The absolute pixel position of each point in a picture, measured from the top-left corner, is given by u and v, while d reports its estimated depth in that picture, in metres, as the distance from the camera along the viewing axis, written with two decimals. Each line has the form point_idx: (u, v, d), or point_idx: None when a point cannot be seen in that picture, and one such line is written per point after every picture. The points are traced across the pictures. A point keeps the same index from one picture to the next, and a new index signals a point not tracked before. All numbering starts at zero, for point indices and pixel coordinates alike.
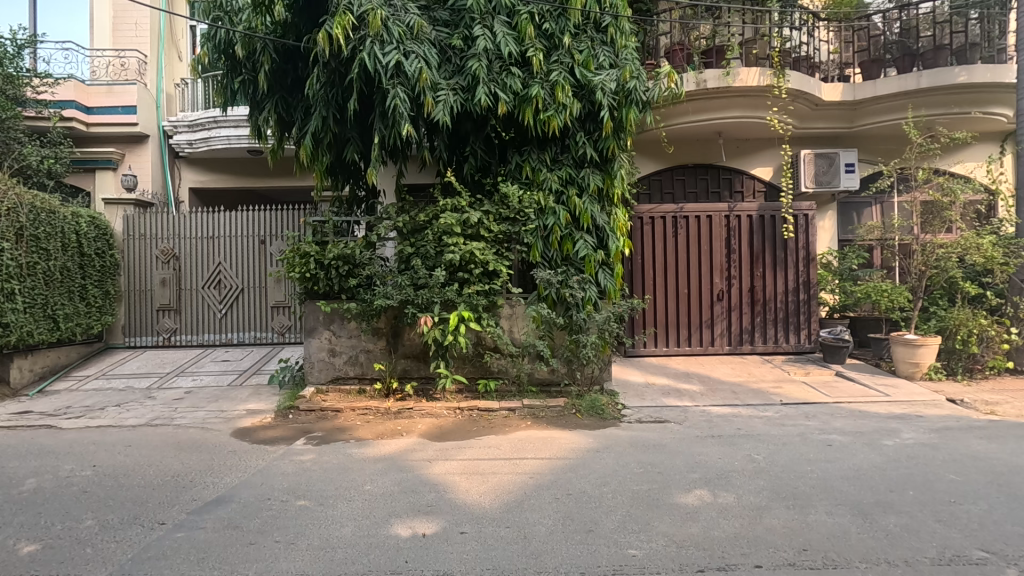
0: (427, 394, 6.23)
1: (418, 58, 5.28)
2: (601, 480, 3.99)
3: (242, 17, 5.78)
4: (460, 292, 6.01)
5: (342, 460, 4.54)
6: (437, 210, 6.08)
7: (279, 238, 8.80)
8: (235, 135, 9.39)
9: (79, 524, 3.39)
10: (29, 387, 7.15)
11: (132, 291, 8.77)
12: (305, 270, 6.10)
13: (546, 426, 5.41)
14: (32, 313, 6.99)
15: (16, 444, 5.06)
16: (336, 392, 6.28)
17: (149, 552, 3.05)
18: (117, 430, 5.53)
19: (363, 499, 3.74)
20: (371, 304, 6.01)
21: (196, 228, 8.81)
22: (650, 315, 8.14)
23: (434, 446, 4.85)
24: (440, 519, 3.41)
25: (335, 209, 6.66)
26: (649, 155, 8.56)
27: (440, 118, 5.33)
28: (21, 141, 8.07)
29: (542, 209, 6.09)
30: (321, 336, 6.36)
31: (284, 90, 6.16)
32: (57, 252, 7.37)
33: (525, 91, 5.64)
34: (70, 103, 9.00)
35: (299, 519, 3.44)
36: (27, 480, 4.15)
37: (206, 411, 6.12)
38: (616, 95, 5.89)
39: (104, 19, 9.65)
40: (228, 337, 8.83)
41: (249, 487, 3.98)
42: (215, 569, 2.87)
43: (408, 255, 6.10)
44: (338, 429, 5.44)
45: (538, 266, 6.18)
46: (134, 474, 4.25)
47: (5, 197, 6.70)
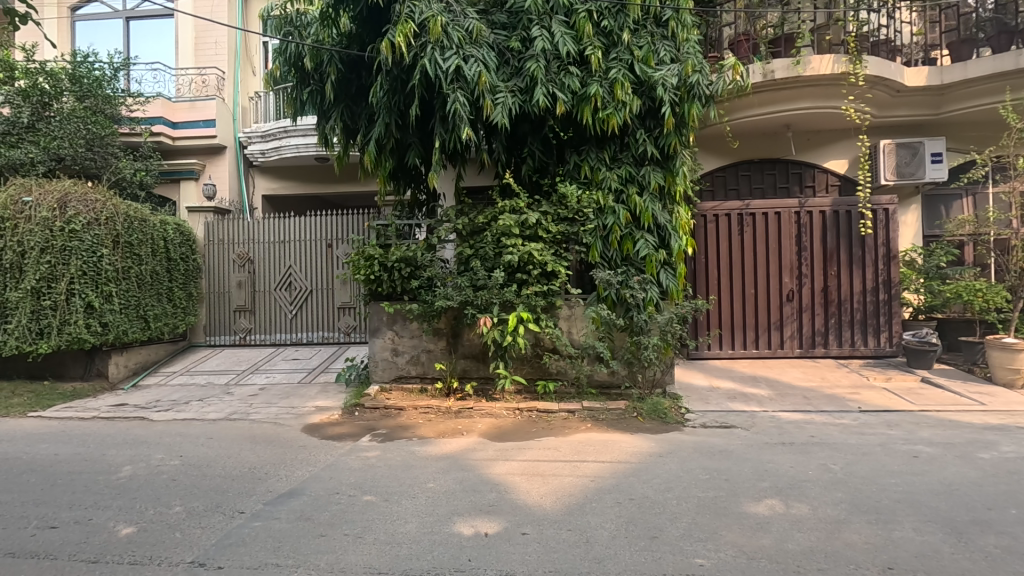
0: (487, 395, 6.29)
1: (477, 61, 5.35)
2: (665, 485, 3.88)
3: (310, 31, 6.11)
4: (519, 293, 6.04)
5: (405, 457, 4.65)
6: (496, 212, 6.13)
7: (344, 241, 9.13)
8: (304, 143, 9.80)
9: (168, 510, 3.65)
10: (124, 381, 7.76)
11: (212, 293, 9.37)
12: (369, 272, 6.31)
13: (607, 429, 5.34)
14: (127, 314, 7.61)
15: (113, 434, 5.52)
16: (399, 391, 6.46)
17: (230, 539, 3.24)
18: (200, 423, 5.92)
19: (426, 496, 3.82)
20: (432, 305, 6.13)
21: (269, 233, 9.29)
22: (714, 315, 7.88)
23: (494, 446, 4.88)
24: (502, 519, 3.43)
25: (397, 213, 6.83)
26: (712, 150, 8.28)
27: (500, 120, 5.37)
28: (117, 156, 8.80)
29: (601, 208, 6.03)
30: (384, 336, 6.55)
31: (349, 99, 6.37)
32: (148, 257, 7.98)
33: (584, 90, 5.61)
34: (159, 119, 9.74)
35: (366, 514, 3.55)
36: (123, 467, 4.52)
37: (279, 407, 6.44)
38: (678, 90, 5.74)
39: (188, 41, 10.40)
40: (298, 337, 9.24)
41: (318, 480, 4.16)
42: (289, 558, 3.00)
43: (467, 257, 6.18)
44: (401, 427, 5.58)
45: (598, 266, 6.11)
46: (216, 465, 4.53)
47: (103, 207, 7.35)
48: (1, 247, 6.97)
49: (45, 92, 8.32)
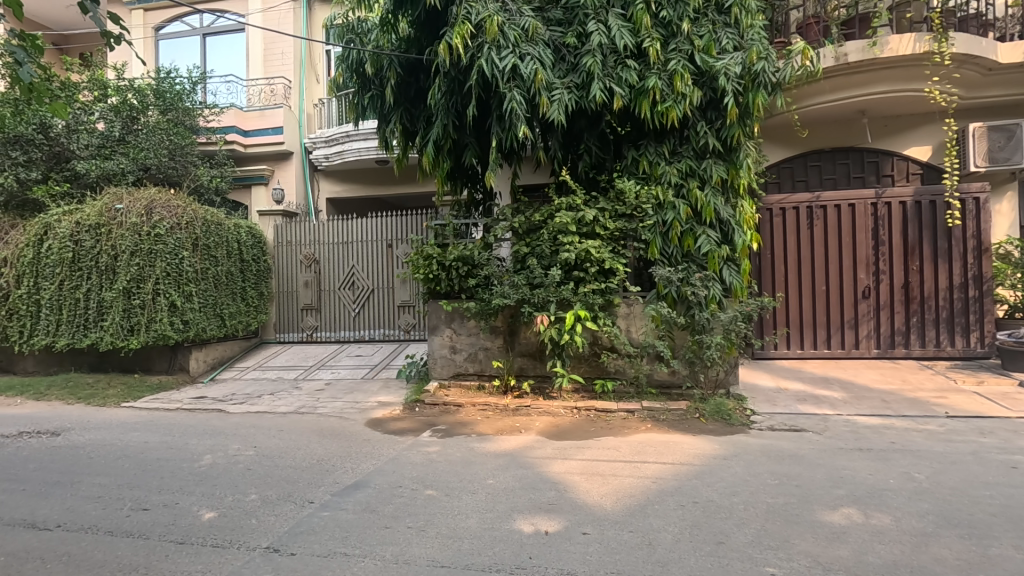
0: (544, 393, 6.29)
1: (533, 59, 5.35)
2: (730, 489, 3.74)
3: (371, 37, 6.29)
4: (576, 291, 6.00)
5: (465, 453, 4.72)
6: (553, 210, 6.10)
7: (404, 241, 9.36)
8: (365, 147, 10.07)
9: (245, 497, 3.86)
10: (203, 375, 8.29)
11: (281, 292, 9.84)
12: (428, 271, 6.45)
13: (667, 429, 5.21)
14: (206, 312, 8.13)
15: (195, 424, 5.91)
16: (457, 388, 6.58)
17: (301, 527, 3.39)
18: (271, 416, 6.24)
19: (486, 492, 3.85)
20: (490, 303, 6.18)
21: (333, 234, 9.66)
22: (781, 314, 7.54)
23: (552, 445, 4.86)
24: (562, 517, 3.41)
25: (454, 213, 6.92)
26: (779, 141, 7.90)
27: (556, 118, 5.34)
28: (196, 164, 9.46)
29: (660, 203, 5.89)
30: (443, 333, 6.67)
31: (408, 102, 6.52)
32: (223, 258, 8.48)
33: (642, 83, 5.49)
34: (232, 129, 10.28)
35: (428, 508, 3.62)
36: (204, 456, 4.83)
37: (344, 402, 6.70)
38: (742, 80, 5.52)
39: (258, 53, 10.98)
40: (361, 335, 9.56)
41: (382, 473, 4.28)
42: (356, 548, 3.10)
43: (524, 255, 6.20)
44: (460, 423, 5.67)
45: (657, 263, 5.97)
46: (287, 456, 4.76)
47: (184, 213, 7.88)
48: (97, 251, 7.61)
49: (134, 107, 8.99)
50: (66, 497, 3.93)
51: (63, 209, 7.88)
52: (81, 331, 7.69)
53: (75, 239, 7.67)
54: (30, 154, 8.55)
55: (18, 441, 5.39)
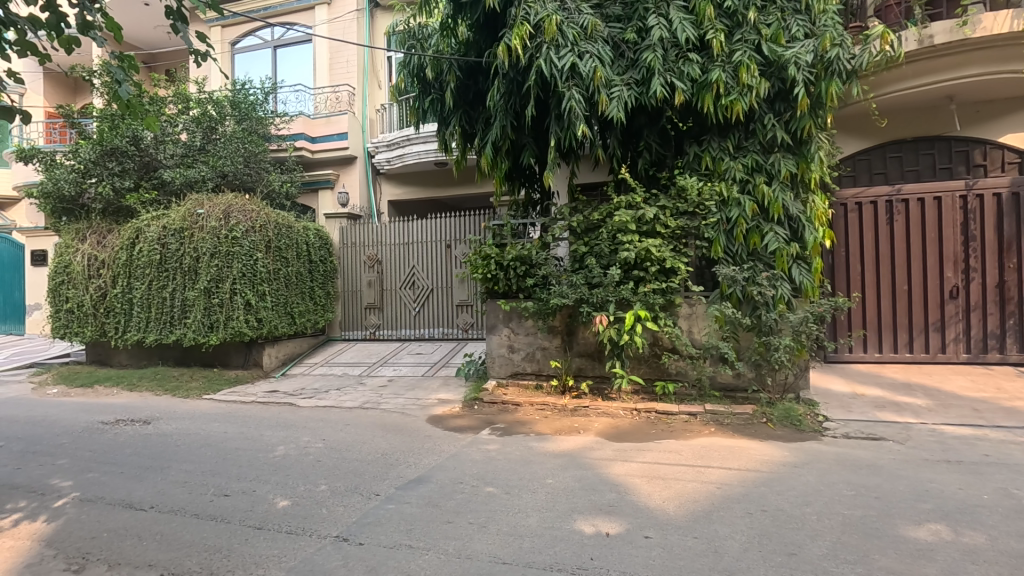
0: (603, 394, 6.22)
1: (592, 57, 5.31)
2: (802, 499, 3.57)
3: (431, 42, 6.45)
4: (636, 291, 5.90)
5: (524, 452, 4.74)
6: (612, 208, 6.03)
7: (462, 241, 9.51)
8: (426, 151, 10.24)
9: (316, 488, 4.05)
10: (275, 369, 8.74)
11: (346, 291, 10.23)
12: (487, 271, 6.53)
13: (732, 434, 5.03)
14: (277, 311, 8.57)
15: (269, 417, 6.25)
16: (515, 386, 6.62)
17: (368, 519, 3.51)
18: (338, 410, 6.51)
19: (546, 492, 3.86)
20: (547, 303, 6.16)
21: (395, 235, 9.95)
22: (857, 314, 7.13)
23: (612, 446, 4.81)
24: (623, 520, 3.37)
25: (512, 212, 6.94)
26: (855, 131, 7.45)
27: (615, 115, 5.27)
28: (268, 170, 10.02)
29: (724, 200, 5.70)
30: (501, 332, 6.73)
31: (467, 104, 6.61)
32: (293, 259, 8.92)
33: (704, 77, 5.33)
34: (300, 135, 10.83)
35: (489, 505, 3.67)
36: (278, 447, 5.10)
37: (405, 399, 6.89)
38: (813, 68, 5.26)
39: (324, 62, 11.46)
40: (421, 333, 9.80)
41: (444, 469, 4.37)
42: (419, 541, 3.18)
43: (582, 254, 6.16)
44: (519, 422, 5.70)
45: (721, 262, 5.78)
46: (353, 450, 4.95)
47: (258, 216, 8.35)
48: (181, 253, 8.19)
49: (213, 118, 9.63)
50: (157, 481, 4.26)
51: (151, 214, 8.52)
52: (168, 327, 8.29)
53: (162, 243, 8.28)
54: (124, 165, 9.31)
55: (115, 427, 5.89)
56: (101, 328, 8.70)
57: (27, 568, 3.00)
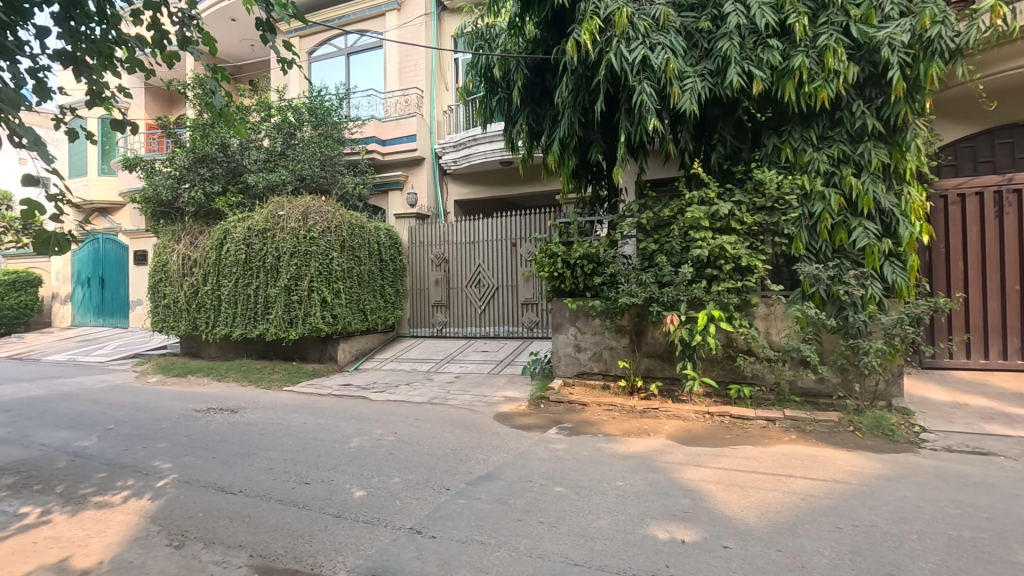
0: (673, 396, 6.03)
1: (665, 48, 5.16)
2: (899, 515, 3.31)
3: (499, 42, 6.48)
4: (709, 290, 5.68)
5: (593, 453, 4.68)
6: (684, 204, 5.83)
7: (527, 240, 9.53)
8: (491, 150, 10.31)
9: (389, 480, 4.17)
10: (348, 364, 9.11)
11: (414, 289, 10.49)
12: (553, 269, 6.49)
13: (815, 442, 4.74)
14: (350, 307, 8.93)
15: (344, 410, 6.51)
16: (581, 386, 6.53)
17: (440, 512, 3.58)
18: (408, 405, 6.69)
19: (616, 494, 3.78)
20: (615, 302, 6.05)
21: (461, 234, 10.11)
22: (958, 317, 6.53)
23: (684, 450, 4.65)
24: (699, 528, 3.24)
25: (578, 209, 6.86)
26: (956, 117, 6.82)
27: (688, 107, 5.09)
28: (342, 173, 10.45)
29: (806, 193, 5.37)
30: (567, 331, 6.68)
31: (534, 102, 6.58)
32: (366, 258, 9.25)
33: (786, 64, 5.05)
34: (372, 139, 11.18)
35: (559, 504, 3.65)
36: (352, 439, 5.30)
37: (473, 395, 6.98)
38: (910, 49, 4.87)
39: (394, 66, 11.81)
40: (486, 331, 9.90)
41: (512, 467, 4.39)
42: (490, 538, 3.20)
43: (651, 252, 6.00)
44: (586, 422, 5.63)
45: (803, 259, 5.45)
46: (424, 444, 5.06)
47: (334, 217, 8.73)
48: (264, 252, 8.68)
49: (293, 124, 10.17)
50: (245, 466, 4.54)
51: (237, 216, 9.08)
52: (252, 322, 8.82)
53: (247, 243, 8.82)
54: (213, 170, 9.99)
55: (207, 415, 6.33)
56: (193, 322, 9.38)
57: (136, 541, 3.27)
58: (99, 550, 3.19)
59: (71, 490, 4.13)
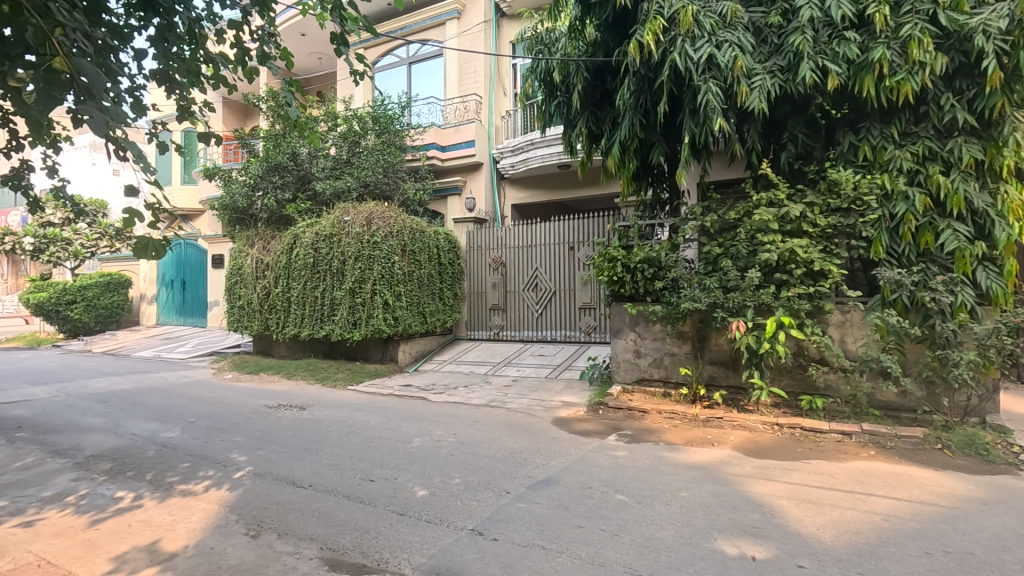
0: (738, 405, 5.80)
1: (732, 46, 5.00)
2: (998, 543, 3.03)
3: (558, 45, 6.45)
4: (778, 295, 5.43)
5: (654, 462, 4.57)
6: (751, 206, 5.61)
7: (586, 244, 9.46)
8: (549, 154, 10.32)
9: (450, 480, 4.23)
10: (408, 364, 9.33)
11: (472, 292, 10.62)
12: (613, 273, 6.40)
13: (897, 459, 4.43)
14: (411, 310, 9.15)
15: (405, 410, 6.67)
16: (641, 393, 6.39)
17: (500, 515, 3.60)
18: (466, 407, 6.78)
19: (680, 505, 3.68)
20: (677, 307, 5.87)
21: (519, 238, 10.15)
22: None
23: (751, 463, 4.47)
24: (771, 545, 3.10)
25: (639, 213, 6.75)
26: None
27: (757, 105, 4.90)
28: (404, 179, 10.75)
29: (887, 193, 5.05)
30: (626, 336, 6.58)
31: (594, 105, 6.53)
32: (426, 262, 9.46)
33: (864, 56, 4.78)
34: (432, 145, 11.43)
35: (620, 513, 3.58)
36: (414, 438, 5.42)
37: (530, 399, 6.99)
38: (1009, 36, 4.48)
39: (454, 73, 12.05)
40: (543, 335, 9.87)
41: (572, 473, 4.35)
42: (551, 543, 3.18)
43: (716, 256, 5.81)
44: (647, 430, 5.51)
45: (883, 264, 5.12)
46: (483, 446, 5.11)
47: (396, 222, 8.98)
48: (331, 256, 9.05)
49: (357, 132, 10.57)
50: (314, 462, 4.73)
51: (306, 222, 9.50)
52: (319, 323, 9.20)
53: (315, 247, 9.22)
54: (285, 178, 10.51)
55: (278, 411, 6.66)
56: (265, 323, 9.90)
57: (216, 529, 3.48)
58: (185, 535, 3.41)
59: (159, 477, 4.44)
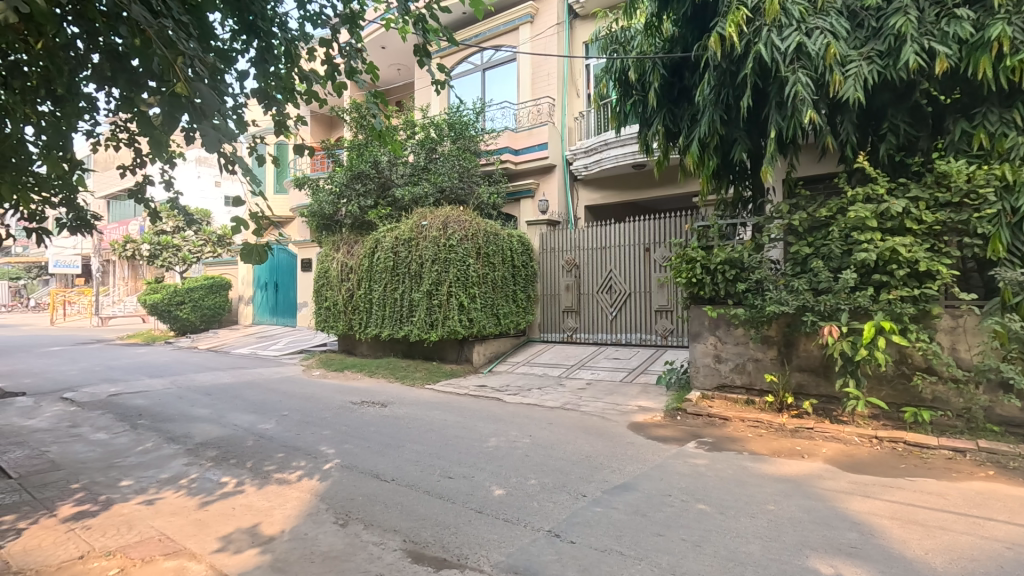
0: (831, 415, 5.43)
1: (823, 33, 4.73)
2: None
3: (634, 44, 6.34)
4: (877, 298, 5.03)
5: (738, 472, 4.37)
6: (846, 202, 5.25)
7: (662, 245, 9.22)
8: (624, 154, 10.17)
9: (526, 481, 4.27)
10: (483, 365, 9.49)
11: (546, 294, 10.64)
12: (692, 275, 6.17)
13: (1020, 482, 3.98)
14: (485, 312, 9.30)
15: (480, 410, 6.80)
16: (722, 400, 6.14)
17: (577, 518, 3.58)
18: (541, 409, 6.80)
19: (767, 518, 3.49)
20: (762, 310, 5.58)
21: (592, 239, 10.06)
22: None
23: (847, 478, 4.17)
24: (871, 567, 2.88)
25: (719, 212, 6.49)
26: None
27: (852, 95, 4.58)
28: (478, 183, 10.97)
29: (1007, 185, 4.55)
30: (706, 340, 6.34)
31: (671, 102, 6.35)
32: (500, 265, 9.57)
33: (979, 35, 4.35)
34: (505, 149, 11.60)
35: (702, 523, 3.46)
36: (490, 439, 5.50)
37: (605, 403, 6.90)
38: None
39: (527, 77, 12.17)
40: (618, 337, 9.71)
41: (650, 479, 4.25)
42: (629, 550, 3.13)
43: (805, 256, 5.48)
44: (729, 438, 5.28)
45: (1003, 264, 4.61)
46: (558, 449, 5.10)
47: (471, 226, 9.18)
48: (410, 259, 9.40)
49: (434, 140, 10.94)
50: (396, 457, 4.93)
51: (386, 227, 9.92)
52: (398, 324, 9.57)
53: (395, 251, 9.61)
54: (367, 186, 11.05)
55: (362, 408, 6.99)
56: (349, 323, 10.44)
57: (309, 516, 3.71)
58: (281, 520, 3.66)
59: (258, 466, 4.80)
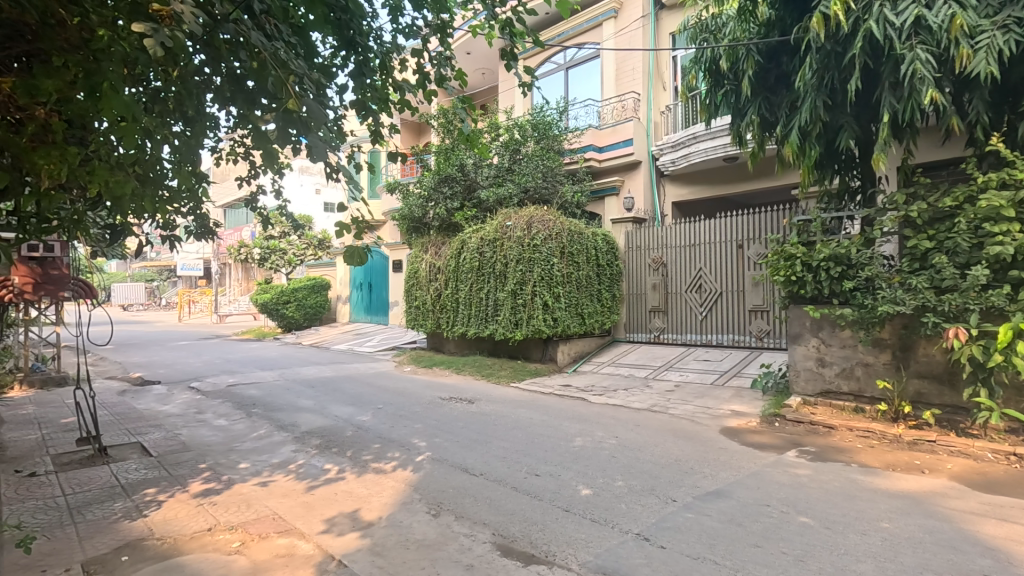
0: (956, 428, 4.88)
1: (947, 3, 4.28)
2: None
3: (726, 31, 6.04)
4: (1015, 297, 4.46)
5: (845, 484, 4.05)
6: (975, 190, 4.70)
7: (757, 241, 8.74)
8: (714, 148, 9.76)
9: (613, 482, 4.22)
10: (568, 365, 9.47)
11: (631, 293, 10.41)
12: (791, 272, 5.75)
13: None
14: (570, 311, 9.26)
15: (565, 409, 6.80)
16: (826, 406, 5.72)
17: (667, 523, 3.49)
18: (627, 410, 6.68)
19: (880, 537, 3.21)
20: (873, 310, 5.11)
21: (681, 237, 9.72)
22: None
23: (977, 498, 3.73)
24: None
25: (822, 205, 6.04)
26: None
27: (984, 70, 4.10)
28: (562, 183, 10.96)
29: None
30: (808, 343, 5.93)
31: (767, 90, 6.00)
32: (584, 264, 9.49)
33: None
34: (590, 147, 11.49)
35: (805, 536, 3.25)
36: (576, 438, 5.48)
37: (695, 406, 6.65)
38: None
39: (611, 73, 11.97)
40: (708, 338, 9.32)
41: (746, 487, 4.05)
42: (723, 560, 3.00)
43: (924, 251, 4.96)
44: (834, 447, 4.91)
45: None
46: (646, 451, 4.99)
47: (555, 225, 9.19)
48: (495, 259, 9.58)
49: (518, 141, 11.11)
50: (483, 453, 5.05)
51: (473, 228, 10.18)
52: (484, 323, 9.78)
53: (480, 252, 9.83)
54: (453, 189, 11.40)
55: (450, 403, 7.23)
56: (437, 321, 10.81)
57: (404, 505, 3.90)
58: (378, 507, 3.88)
59: (357, 455, 5.11)
